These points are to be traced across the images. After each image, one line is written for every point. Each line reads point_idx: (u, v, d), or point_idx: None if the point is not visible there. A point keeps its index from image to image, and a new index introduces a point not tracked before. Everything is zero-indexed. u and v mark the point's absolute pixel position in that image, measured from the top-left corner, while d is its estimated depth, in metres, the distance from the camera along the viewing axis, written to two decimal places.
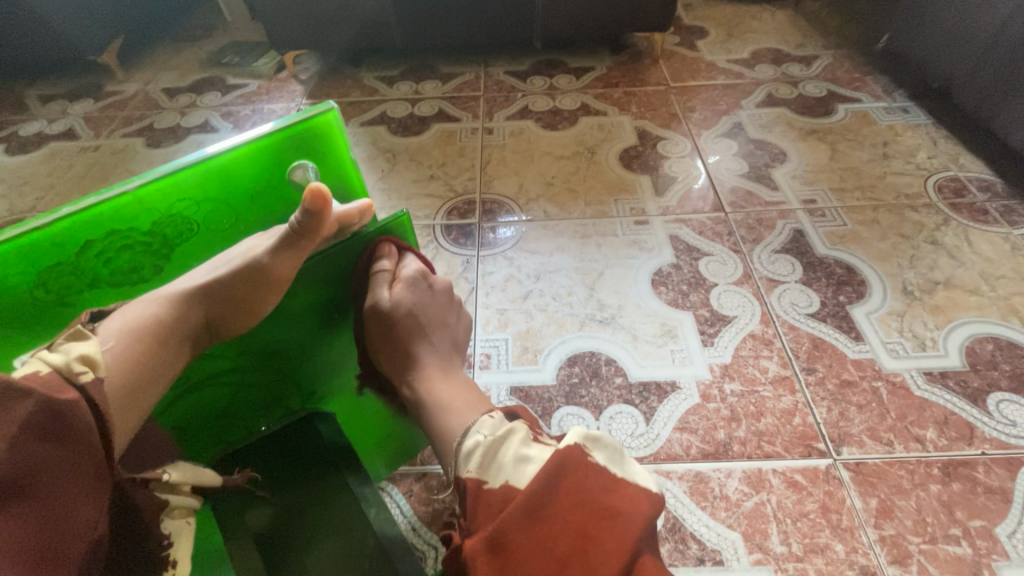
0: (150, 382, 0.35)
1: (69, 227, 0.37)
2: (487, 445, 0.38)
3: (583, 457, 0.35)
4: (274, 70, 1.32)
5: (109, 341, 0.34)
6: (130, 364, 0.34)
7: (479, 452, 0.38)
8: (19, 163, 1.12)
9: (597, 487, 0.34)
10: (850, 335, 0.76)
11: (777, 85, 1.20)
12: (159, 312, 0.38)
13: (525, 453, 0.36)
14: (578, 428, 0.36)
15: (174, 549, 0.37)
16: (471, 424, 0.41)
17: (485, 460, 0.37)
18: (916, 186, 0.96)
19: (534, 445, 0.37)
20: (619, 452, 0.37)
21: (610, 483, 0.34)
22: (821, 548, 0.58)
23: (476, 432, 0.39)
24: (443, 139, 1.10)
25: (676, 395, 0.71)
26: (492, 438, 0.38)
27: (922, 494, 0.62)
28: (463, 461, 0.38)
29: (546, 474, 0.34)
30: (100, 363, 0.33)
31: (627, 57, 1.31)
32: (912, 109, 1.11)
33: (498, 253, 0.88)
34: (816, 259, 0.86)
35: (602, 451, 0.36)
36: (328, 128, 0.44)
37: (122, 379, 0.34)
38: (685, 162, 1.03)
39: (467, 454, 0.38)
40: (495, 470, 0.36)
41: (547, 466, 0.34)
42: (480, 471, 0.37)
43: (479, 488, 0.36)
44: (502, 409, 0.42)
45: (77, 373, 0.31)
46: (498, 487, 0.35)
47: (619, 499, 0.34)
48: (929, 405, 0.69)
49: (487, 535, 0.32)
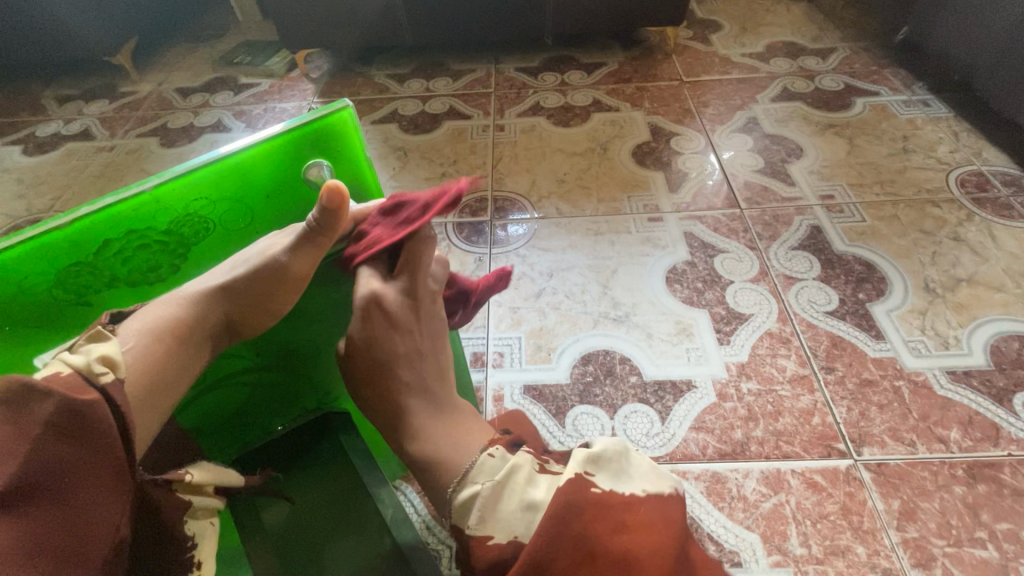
0: (170, 384, 0.35)
1: (87, 226, 0.37)
2: (487, 493, 0.37)
3: (587, 489, 0.36)
4: (286, 68, 1.32)
5: (129, 341, 0.34)
6: (148, 365, 0.34)
7: (478, 503, 0.37)
8: (37, 163, 1.14)
9: (608, 528, 0.34)
10: (870, 333, 0.75)
11: (793, 79, 1.18)
12: (175, 312, 0.37)
13: (532, 498, 0.36)
14: (579, 455, 0.37)
15: (199, 551, 0.36)
16: (468, 465, 0.39)
17: (485, 513, 0.36)
18: (937, 181, 0.94)
19: (538, 484, 0.37)
20: (621, 466, 0.38)
21: (620, 518, 0.35)
22: (842, 550, 0.57)
23: (473, 478, 0.38)
24: (454, 136, 1.10)
25: (692, 394, 0.70)
26: (492, 486, 0.37)
27: (946, 495, 0.60)
28: (462, 513, 0.37)
29: (550, 525, 0.34)
30: (121, 363, 0.33)
31: (639, 53, 1.30)
32: (932, 102, 1.09)
33: (510, 251, 0.88)
34: (835, 256, 0.84)
35: (605, 474, 0.37)
36: (342, 126, 0.44)
37: (141, 379, 0.34)
38: (698, 158, 1.02)
39: (465, 504, 0.37)
40: (499, 523, 0.36)
41: (550, 515, 0.34)
42: (482, 524, 0.36)
43: (483, 541, 0.36)
44: (501, 443, 0.40)
45: (97, 374, 0.31)
46: (503, 542, 0.35)
47: (629, 538, 0.34)
48: (953, 405, 0.67)
49: None
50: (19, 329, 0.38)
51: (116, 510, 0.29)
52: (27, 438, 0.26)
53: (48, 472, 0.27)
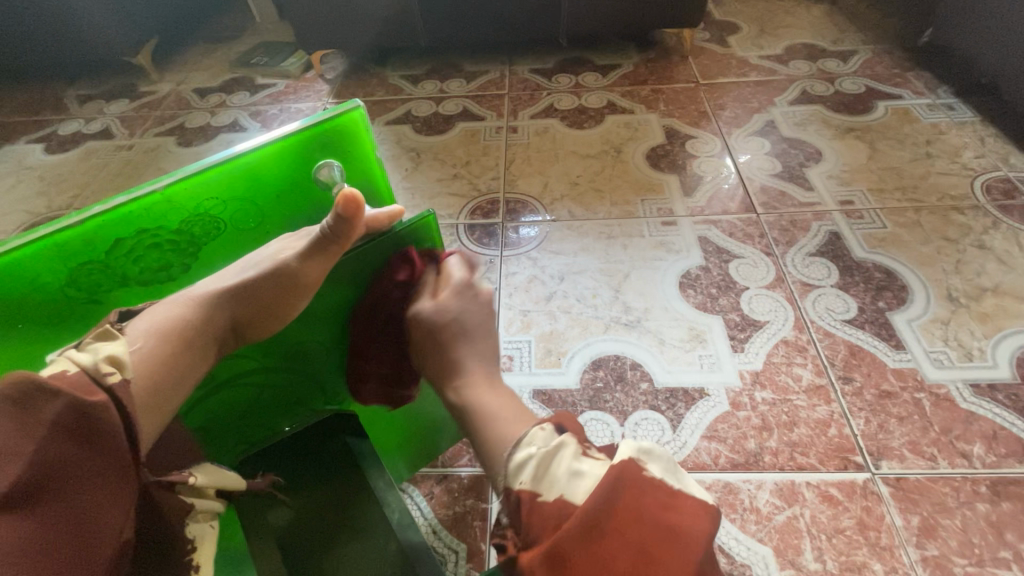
0: (175, 386, 0.35)
1: (99, 226, 0.38)
2: (539, 457, 0.37)
3: (639, 470, 0.36)
4: (301, 69, 1.33)
5: (137, 342, 0.34)
6: (156, 367, 0.34)
7: (532, 464, 0.37)
8: (58, 161, 1.16)
9: (656, 506, 0.34)
10: (890, 343, 0.73)
11: (813, 82, 1.16)
12: (183, 314, 0.37)
13: (578, 468, 0.36)
14: (631, 441, 0.37)
15: (198, 554, 0.35)
16: (521, 435, 0.40)
17: (539, 473, 0.36)
18: (962, 187, 0.91)
19: (585, 459, 0.37)
20: (672, 464, 0.37)
21: (668, 500, 0.35)
22: (858, 567, 0.56)
23: (527, 443, 0.38)
24: (467, 138, 1.10)
25: (704, 402, 0.69)
26: (545, 451, 0.37)
27: (968, 513, 0.59)
28: (514, 473, 0.37)
29: (602, 491, 0.34)
30: (127, 363, 0.33)
31: (655, 54, 1.29)
32: (958, 105, 1.06)
33: (521, 253, 0.87)
34: (854, 262, 0.82)
35: (656, 463, 0.37)
36: (353, 127, 0.44)
37: (148, 380, 0.34)
38: (714, 161, 1.01)
39: (519, 465, 0.37)
40: (548, 484, 0.36)
41: (601, 485, 0.34)
42: (534, 484, 0.36)
43: (532, 502, 0.35)
44: (551, 420, 0.40)
45: (104, 374, 0.31)
46: (552, 501, 0.35)
47: (678, 517, 0.34)
48: (976, 419, 0.65)
49: (544, 550, 0.33)
50: (30, 325, 0.38)
51: (122, 513, 0.29)
52: (35, 438, 0.27)
53: (53, 473, 0.27)
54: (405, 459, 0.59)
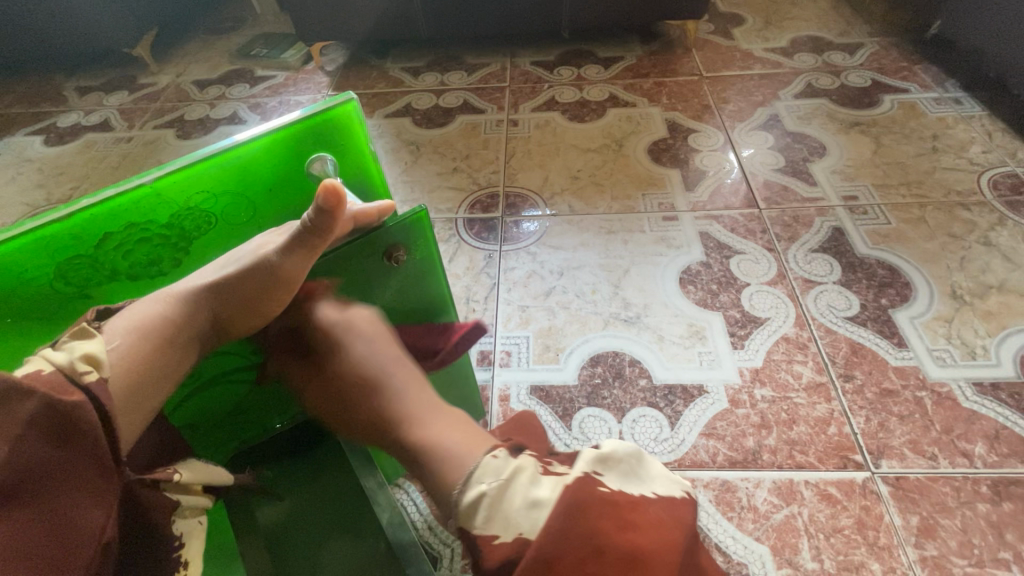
0: (154, 383, 0.35)
1: (87, 220, 0.37)
2: (494, 495, 0.34)
3: (595, 489, 0.35)
4: (301, 61, 1.32)
5: (114, 341, 0.34)
6: (135, 365, 0.34)
7: (485, 503, 0.34)
8: (58, 153, 1.16)
9: (615, 529, 0.33)
10: (892, 341, 0.72)
11: (818, 75, 1.14)
12: (163, 311, 0.37)
13: (537, 497, 0.34)
14: (588, 454, 0.37)
15: (186, 551, 0.36)
16: (472, 468, 0.36)
17: (492, 513, 0.34)
18: (968, 183, 0.90)
19: (543, 485, 0.35)
20: (631, 468, 0.38)
21: (627, 519, 0.34)
22: (856, 566, 0.55)
23: (478, 480, 0.35)
24: (467, 131, 1.09)
25: (703, 399, 0.68)
26: (497, 486, 0.34)
27: (968, 513, 0.58)
28: (467, 513, 0.34)
29: (559, 519, 0.33)
30: (105, 362, 0.32)
31: (659, 47, 1.27)
32: (965, 99, 1.04)
33: (520, 248, 0.87)
34: (857, 259, 0.81)
35: (613, 474, 0.37)
36: (347, 119, 0.43)
37: (124, 380, 0.33)
38: (716, 156, 0.99)
39: (471, 506, 0.34)
40: (503, 524, 0.33)
41: (558, 511, 0.33)
42: (488, 524, 0.33)
43: (490, 544, 0.33)
44: (504, 445, 0.37)
45: (81, 372, 0.30)
46: (509, 541, 0.33)
47: (638, 539, 0.33)
48: (978, 418, 0.65)
49: None
50: (17, 320, 0.38)
51: (103, 513, 0.29)
52: (10, 438, 0.27)
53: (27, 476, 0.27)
54: None
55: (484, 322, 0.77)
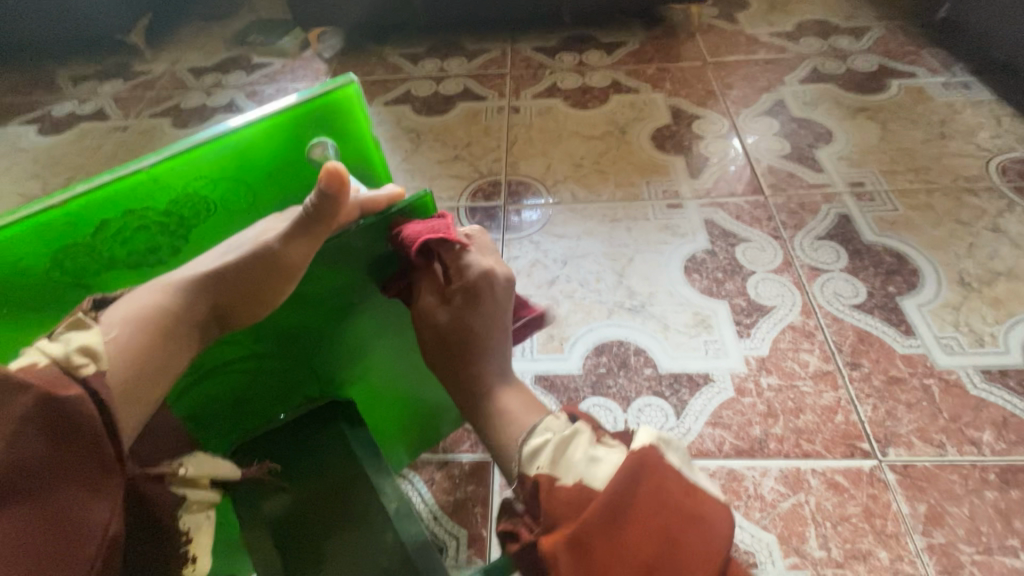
0: (156, 375, 0.34)
1: (83, 206, 0.36)
2: (555, 443, 0.36)
3: (662, 458, 0.34)
4: (298, 47, 1.30)
5: (112, 331, 0.33)
6: (137, 356, 0.33)
7: (549, 448, 0.36)
8: (52, 143, 1.14)
9: (678, 491, 0.33)
10: (899, 328, 0.71)
11: (824, 59, 1.12)
12: (163, 300, 0.36)
13: (596, 454, 0.35)
14: (648, 429, 0.35)
15: (193, 545, 0.37)
16: (534, 424, 0.39)
17: (556, 456, 0.36)
18: (976, 168, 0.89)
19: (602, 445, 0.36)
20: (686, 454, 0.36)
21: (689, 485, 0.34)
22: (863, 554, 0.55)
23: (543, 431, 0.38)
24: (468, 118, 1.07)
25: (708, 388, 0.68)
26: (559, 438, 0.37)
27: (976, 500, 0.58)
28: (529, 458, 0.37)
29: (626, 479, 0.33)
30: (102, 354, 0.32)
31: (661, 32, 1.25)
32: (974, 84, 1.03)
33: (523, 237, 0.85)
34: (863, 246, 0.80)
35: (674, 453, 0.35)
36: (347, 103, 0.42)
37: (126, 371, 0.33)
38: (722, 143, 0.98)
39: (535, 450, 0.37)
40: (566, 467, 0.35)
41: (623, 471, 0.33)
42: (552, 467, 0.35)
43: (551, 484, 0.35)
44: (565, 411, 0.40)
45: (77, 366, 0.30)
46: (571, 485, 0.34)
47: (700, 502, 0.33)
48: (986, 406, 0.64)
49: (568, 535, 0.32)
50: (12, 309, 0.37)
51: (105, 509, 0.29)
52: (3, 435, 0.26)
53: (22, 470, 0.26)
54: (406, 446, 0.58)
55: None
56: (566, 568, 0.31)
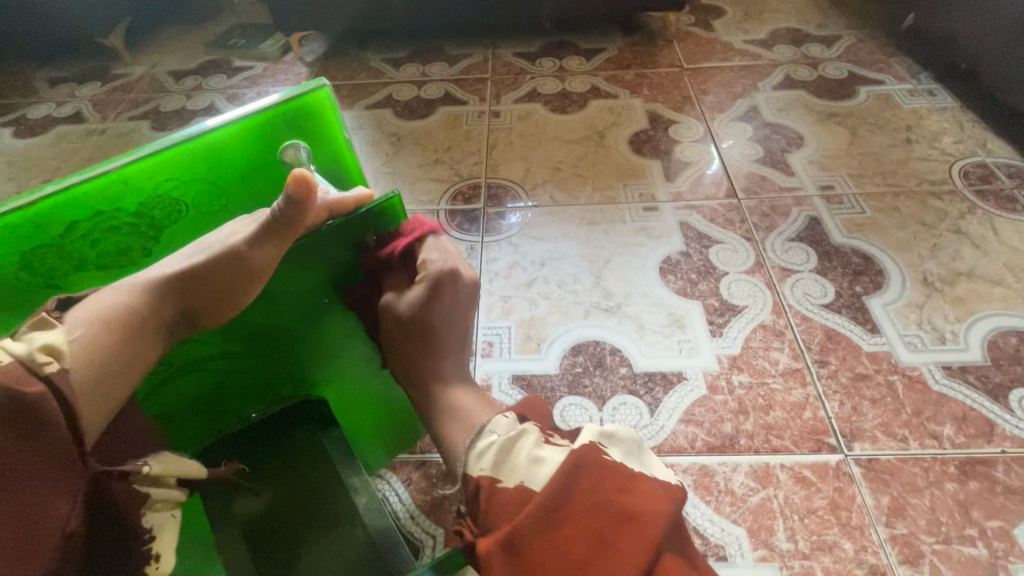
0: (121, 372, 0.35)
1: (53, 208, 0.37)
2: (499, 445, 0.39)
3: (599, 455, 0.36)
4: (280, 51, 1.30)
5: (76, 330, 0.33)
6: (97, 356, 0.33)
7: (493, 452, 0.39)
8: (28, 146, 1.13)
9: (613, 489, 0.35)
10: (866, 327, 0.73)
11: (797, 66, 1.16)
12: (127, 301, 0.36)
13: (539, 455, 0.37)
14: (591, 427, 0.38)
15: (157, 544, 0.38)
16: (483, 425, 0.42)
17: (499, 459, 0.38)
18: (940, 172, 0.92)
19: (546, 445, 0.38)
20: (636, 445, 0.38)
21: (626, 482, 0.35)
22: (829, 546, 0.57)
23: (490, 432, 0.40)
24: (448, 122, 1.08)
25: (682, 386, 0.69)
26: (505, 438, 0.39)
27: (937, 492, 0.60)
28: (475, 460, 0.39)
29: (559, 478, 0.35)
30: (67, 352, 0.32)
31: (640, 38, 1.27)
32: (938, 91, 1.06)
33: (502, 239, 0.87)
34: (832, 248, 0.82)
35: (616, 447, 0.37)
36: (319, 106, 0.42)
37: (90, 369, 0.33)
38: (697, 147, 1.00)
39: (479, 453, 0.39)
40: (509, 470, 0.37)
41: (560, 471, 0.35)
42: (494, 469, 0.38)
43: (493, 486, 0.37)
44: (515, 411, 0.42)
45: (41, 365, 0.31)
46: (513, 487, 0.36)
47: (635, 499, 0.34)
48: (947, 401, 0.66)
49: (504, 536, 0.34)
50: None
51: (68, 506, 0.30)
52: None
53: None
54: (382, 446, 0.58)
55: None
56: (500, 568, 0.33)
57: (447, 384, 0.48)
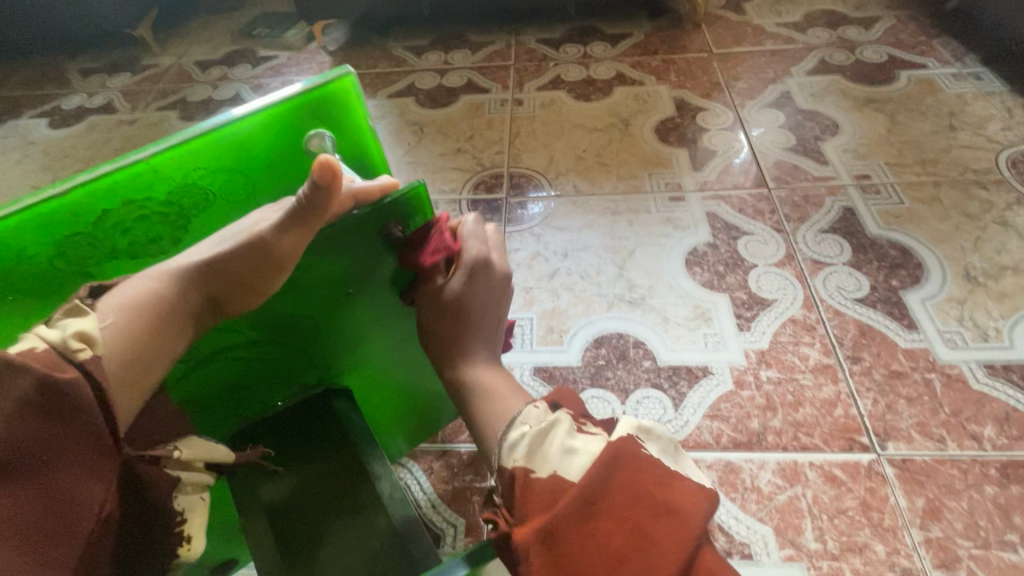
0: (152, 355, 0.35)
1: (86, 196, 0.37)
2: (533, 435, 0.37)
3: (635, 448, 0.35)
4: (303, 40, 1.30)
5: (107, 317, 0.34)
6: (127, 343, 0.34)
7: (525, 442, 0.37)
8: (62, 136, 1.16)
9: (654, 482, 0.34)
10: (902, 322, 0.70)
11: (832, 50, 1.11)
12: (157, 289, 0.37)
13: (572, 445, 0.36)
14: (629, 421, 0.38)
15: (187, 526, 0.39)
16: (515, 415, 0.40)
17: (532, 449, 0.36)
18: (985, 161, 0.87)
19: (579, 436, 0.37)
20: (671, 446, 0.38)
21: (666, 476, 0.35)
22: (859, 548, 0.55)
23: (522, 423, 0.39)
24: (471, 111, 1.07)
25: (707, 381, 0.68)
26: (538, 428, 0.38)
27: (975, 495, 0.57)
28: (507, 451, 0.38)
29: (599, 468, 0.34)
30: (99, 338, 0.33)
31: (667, 23, 1.23)
32: (985, 75, 1.01)
33: (525, 229, 0.86)
34: (868, 240, 0.79)
35: (653, 443, 0.37)
36: (345, 94, 0.42)
37: (121, 355, 0.34)
38: (725, 135, 0.97)
39: (513, 443, 0.38)
40: (541, 461, 0.36)
41: (600, 460, 0.34)
42: (527, 460, 0.36)
43: (527, 477, 0.35)
44: (546, 399, 0.41)
45: (75, 351, 0.32)
46: (546, 477, 0.35)
47: (678, 493, 0.34)
48: (988, 400, 0.64)
49: (540, 526, 0.32)
50: (16, 294, 0.38)
51: (98, 487, 0.31)
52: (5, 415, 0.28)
53: (26, 448, 0.28)
54: (403, 434, 0.59)
55: None
56: (539, 562, 0.31)
57: (473, 371, 0.47)
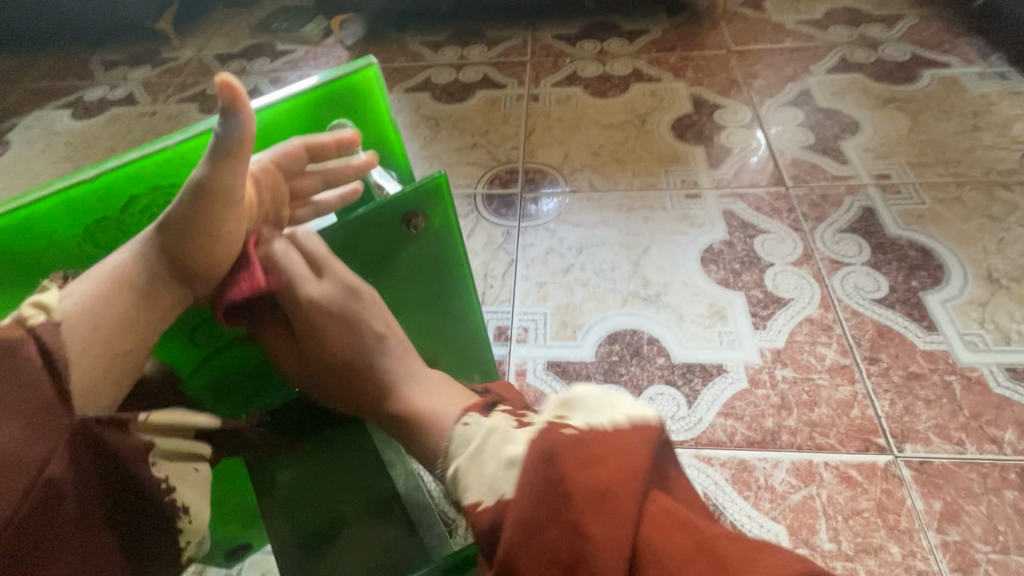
0: (110, 323, 0.35)
1: (111, 183, 0.38)
2: (466, 460, 0.35)
3: (559, 434, 0.33)
4: (321, 34, 1.31)
5: (71, 290, 0.35)
6: (83, 314, 0.34)
7: (463, 470, 0.35)
8: (85, 127, 1.18)
9: (585, 462, 0.31)
10: (921, 324, 0.70)
11: (853, 48, 1.09)
12: (128, 258, 0.37)
13: (508, 454, 0.34)
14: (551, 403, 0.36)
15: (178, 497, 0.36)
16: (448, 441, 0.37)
17: (471, 476, 0.34)
18: (1009, 162, 0.86)
19: (516, 437, 0.35)
20: (601, 403, 0.35)
21: (601, 448, 0.32)
22: (875, 549, 0.55)
23: (455, 451, 0.36)
24: (487, 106, 1.07)
25: (721, 379, 0.67)
26: (469, 453, 0.35)
27: (995, 500, 0.57)
28: (454, 487, 0.35)
29: (530, 474, 0.31)
30: (57, 307, 0.33)
31: (685, 20, 1.22)
32: (1011, 74, 0.99)
33: (539, 225, 0.86)
34: (887, 240, 0.78)
35: (579, 414, 0.34)
36: (367, 86, 0.43)
37: (80, 323, 0.34)
38: (742, 132, 0.96)
39: (455, 477, 0.35)
40: (480, 485, 0.34)
41: (527, 467, 0.32)
42: (471, 490, 0.34)
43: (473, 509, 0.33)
44: (475, 412, 0.38)
45: (25, 318, 0.32)
46: (491, 504, 0.32)
47: (613, 464, 0.31)
48: (1009, 404, 0.63)
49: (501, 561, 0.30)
50: (45, 277, 0.39)
51: (63, 463, 0.30)
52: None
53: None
54: None
55: (502, 298, 0.77)
56: None
57: None
